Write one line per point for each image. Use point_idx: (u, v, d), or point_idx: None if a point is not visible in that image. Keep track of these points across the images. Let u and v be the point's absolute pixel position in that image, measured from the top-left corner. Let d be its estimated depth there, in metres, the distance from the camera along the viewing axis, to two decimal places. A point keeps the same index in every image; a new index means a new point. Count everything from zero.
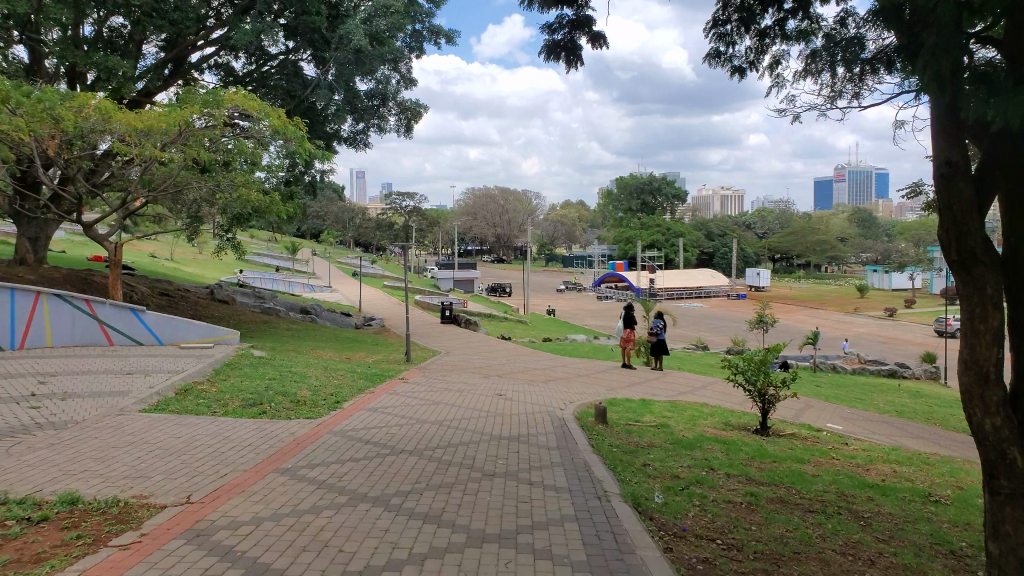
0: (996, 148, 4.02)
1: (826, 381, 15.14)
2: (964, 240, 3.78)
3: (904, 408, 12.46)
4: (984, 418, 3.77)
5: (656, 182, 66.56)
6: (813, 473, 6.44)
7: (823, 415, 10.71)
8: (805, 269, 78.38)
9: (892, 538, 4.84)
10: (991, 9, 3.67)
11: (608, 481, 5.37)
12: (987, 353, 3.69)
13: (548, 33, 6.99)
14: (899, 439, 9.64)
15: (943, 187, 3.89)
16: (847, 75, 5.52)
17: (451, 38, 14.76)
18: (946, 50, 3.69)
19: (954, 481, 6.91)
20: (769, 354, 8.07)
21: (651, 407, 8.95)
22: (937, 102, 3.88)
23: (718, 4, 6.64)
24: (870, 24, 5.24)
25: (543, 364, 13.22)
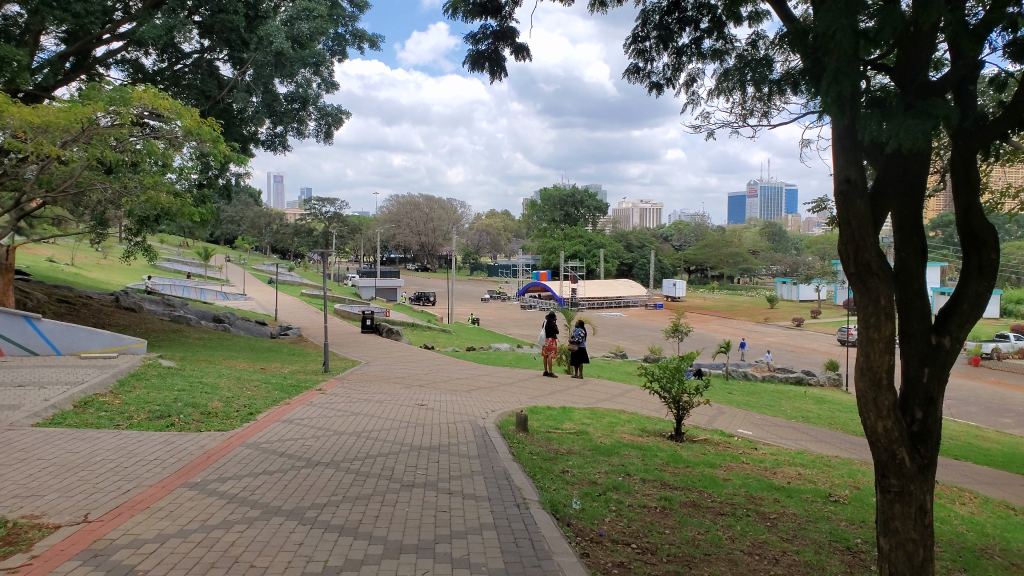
0: (890, 166, 4.27)
1: (738, 388, 15.70)
2: (861, 253, 3.98)
3: (811, 414, 13.04)
4: (877, 421, 3.98)
5: (578, 195, 67.49)
6: (723, 477, 6.65)
7: (735, 421, 11.08)
8: (720, 280, 81.10)
9: (795, 538, 5.05)
10: (886, 38, 3.89)
11: (527, 489, 5.39)
12: (881, 359, 3.89)
13: (471, 43, 7.02)
14: (805, 444, 10.07)
15: (842, 204, 4.10)
16: (756, 95, 5.76)
17: (374, 43, 14.61)
18: (846, 74, 3.90)
19: (853, 482, 7.27)
20: (683, 361, 8.30)
21: (571, 415, 9.05)
22: (838, 123, 4.10)
23: (638, 20, 6.79)
24: (778, 47, 5.48)
25: (464, 373, 13.19)
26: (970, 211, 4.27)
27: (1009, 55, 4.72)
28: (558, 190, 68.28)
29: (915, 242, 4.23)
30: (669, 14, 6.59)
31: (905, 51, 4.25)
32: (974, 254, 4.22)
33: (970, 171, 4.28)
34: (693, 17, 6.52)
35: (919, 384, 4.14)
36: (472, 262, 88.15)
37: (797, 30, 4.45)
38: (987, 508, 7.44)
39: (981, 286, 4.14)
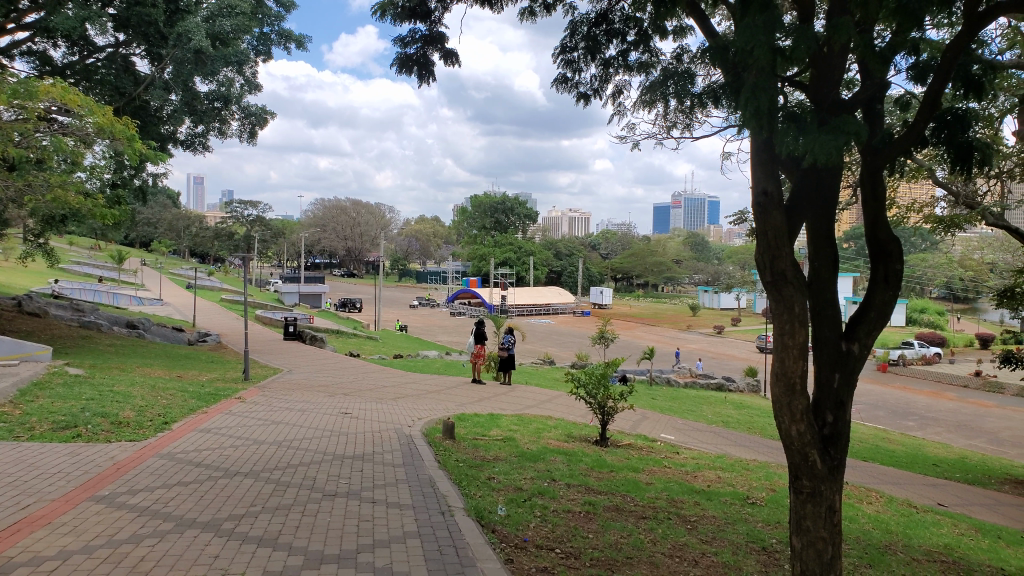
0: (804, 180, 4.45)
1: (662, 394, 16.06)
2: (777, 263, 4.13)
3: (730, 419, 13.43)
4: (790, 425, 4.13)
5: (508, 203, 67.68)
6: (646, 481, 6.78)
7: (658, 426, 11.32)
8: (645, 288, 82.84)
9: (714, 539, 5.19)
10: (801, 56, 4.06)
11: (452, 496, 5.37)
12: (794, 365, 4.04)
13: (400, 46, 6.96)
14: (725, 448, 10.37)
15: (760, 215, 4.25)
16: (678, 107, 5.91)
17: (302, 44, 14.35)
18: (764, 89, 4.04)
19: (769, 484, 7.53)
20: (608, 368, 8.41)
21: (498, 422, 9.06)
22: (757, 137, 4.24)
23: (567, 31, 6.86)
24: (699, 61, 5.65)
25: (391, 381, 13.04)
26: (877, 224, 4.48)
27: (911, 78, 5.01)
28: (489, 197, 68.27)
29: (828, 254, 4.41)
30: (597, 25, 6.70)
31: (818, 70, 4.44)
32: (880, 265, 4.45)
33: (877, 186, 4.49)
34: (620, 29, 6.65)
35: (830, 389, 4.32)
36: (401, 268, 87.35)
37: (718, 47, 4.60)
38: (891, 506, 7.83)
39: (886, 295, 4.37)
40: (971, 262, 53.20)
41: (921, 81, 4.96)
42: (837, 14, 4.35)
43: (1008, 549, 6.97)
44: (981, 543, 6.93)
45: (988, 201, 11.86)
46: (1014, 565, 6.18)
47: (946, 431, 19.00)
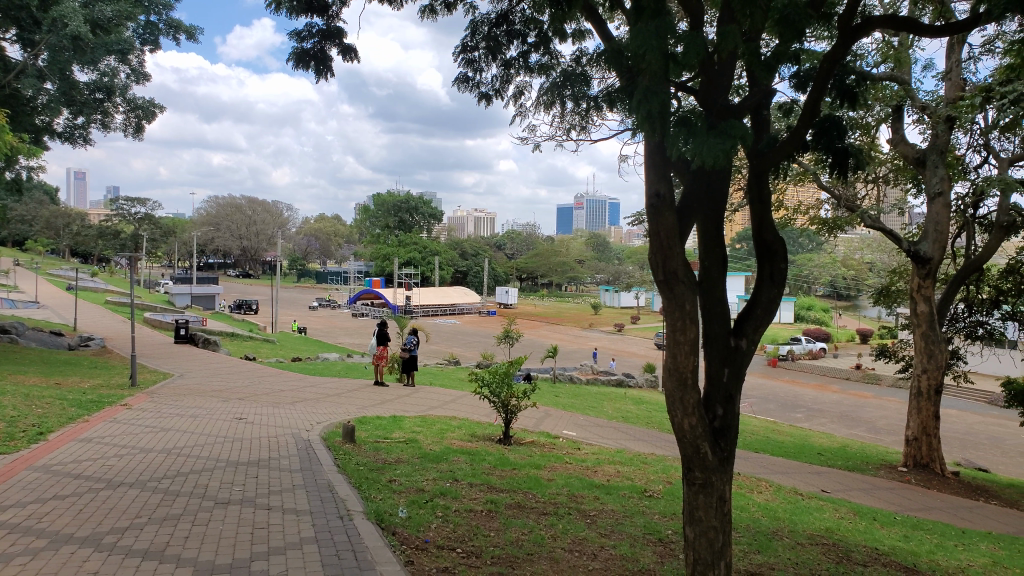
0: (695, 183, 4.63)
1: (565, 391, 16.33)
2: (669, 261, 4.27)
3: (629, 415, 13.81)
4: (682, 418, 4.29)
5: (412, 202, 67.02)
6: (548, 478, 6.89)
7: (561, 422, 11.50)
8: (549, 288, 83.96)
9: (612, 533, 5.32)
10: (691, 63, 4.22)
11: (352, 500, 5.28)
12: (686, 361, 4.22)
13: (296, 40, 6.76)
14: (625, 442, 10.66)
15: (652, 216, 4.38)
16: (575, 110, 6.01)
17: (192, 34, 13.74)
18: (654, 94, 4.19)
19: (665, 477, 7.80)
20: (511, 366, 8.47)
21: (401, 424, 8.97)
22: (650, 139, 4.37)
23: (467, 31, 6.83)
24: (595, 65, 5.78)
25: (290, 385, 12.68)
26: (763, 224, 4.70)
27: (793, 86, 5.29)
28: (392, 196, 67.29)
29: (717, 253, 4.58)
30: (498, 26, 6.73)
31: (706, 75, 4.61)
32: (766, 264, 4.68)
33: (762, 188, 4.70)
34: (520, 30, 6.69)
35: (720, 384, 4.51)
36: (300, 268, 84.99)
37: (613, 50, 4.70)
38: (777, 494, 8.27)
39: (771, 293, 4.61)
40: (851, 262, 56.74)
41: (802, 89, 5.25)
42: (725, 22, 4.54)
43: (881, 529, 7.49)
44: (858, 524, 7.41)
45: (866, 204, 12.73)
46: (887, 544, 6.64)
47: (829, 422, 20.19)
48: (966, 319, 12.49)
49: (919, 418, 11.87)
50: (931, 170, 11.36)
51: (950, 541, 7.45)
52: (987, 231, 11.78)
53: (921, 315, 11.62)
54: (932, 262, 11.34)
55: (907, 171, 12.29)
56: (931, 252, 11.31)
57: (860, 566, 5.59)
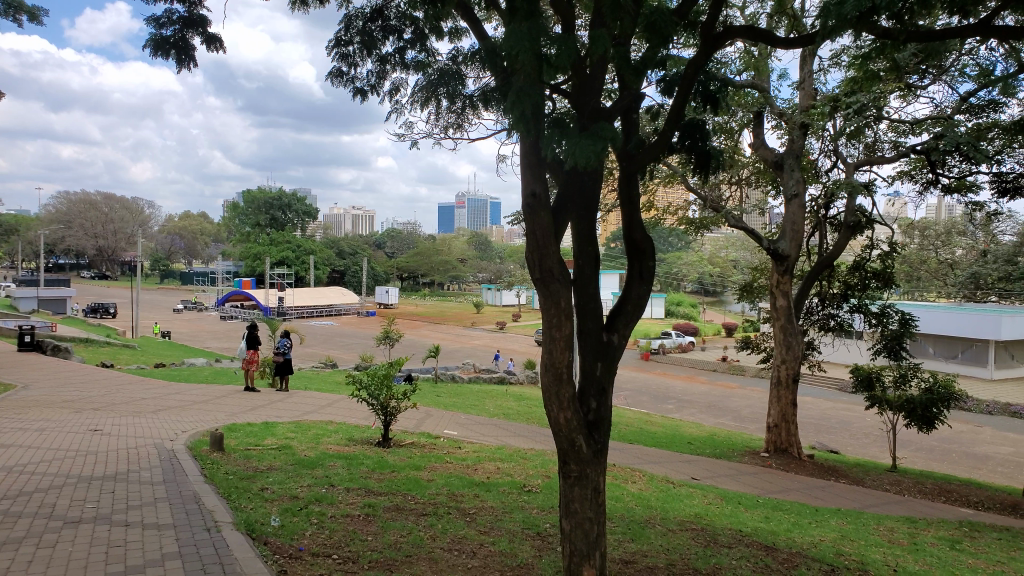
0: (568, 183, 4.73)
1: (446, 390, 16.31)
2: (545, 260, 4.34)
3: (509, 411, 13.98)
4: (558, 412, 4.38)
5: (286, 199, 64.69)
6: (427, 478, 6.85)
7: (442, 422, 11.47)
8: (431, 287, 83.57)
9: (492, 530, 5.37)
10: (564, 66, 4.31)
11: (219, 510, 5.04)
12: (561, 357, 4.32)
13: (154, 27, 6.36)
14: (505, 439, 10.79)
15: (528, 216, 4.41)
16: (450, 108, 5.98)
17: (36, 15, 12.66)
18: (528, 94, 4.25)
19: (543, 472, 7.95)
20: (391, 368, 8.34)
21: (274, 430, 8.66)
22: (525, 139, 4.43)
23: (341, 24, 6.66)
24: (470, 63, 5.79)
25: (152, 393, 11.95)
26: (633, 224, 4.87)
27: (659, 91, 5.57)
28: (264, 193, 64.58)
29: (591, 252, 4.69)
30: (373, 21, 6.61)
31: (578, 78, 4.73)
32: (636, 262, 4.86)
33: (632, 188, 4.87)
34: (396, 26, 6.60)
35: (593, 377, 4.64)
36: (163, 269, 80.17)
37: (488, 50, 4.74)
38: (650, 483, 8.62)
39: (640, 290, 4.79)
40: (716, 260, 60.03)
41: (668, 94, 5.53)
42: (596, 27, 4.65)
43: (745, 512, 7.97)
44: (723, 509, 7.86)
45: (730, 205, 13.48)
46: (749, 526, 7.08)
47: (698, 412, 21.23)
48: (819, 312, 13.46)
49: (779, 405, 12.71)
50: (788, 173, 12.16)
51: (805, 519, 8.04)
52: (836, 230, 12.75)
53: (780, 309, 12.43)
54: (789, 259, 12.16)
55: (766, 175, 13.10)
56: (788, 250, 12.09)
57: (725, 548, 5.91)
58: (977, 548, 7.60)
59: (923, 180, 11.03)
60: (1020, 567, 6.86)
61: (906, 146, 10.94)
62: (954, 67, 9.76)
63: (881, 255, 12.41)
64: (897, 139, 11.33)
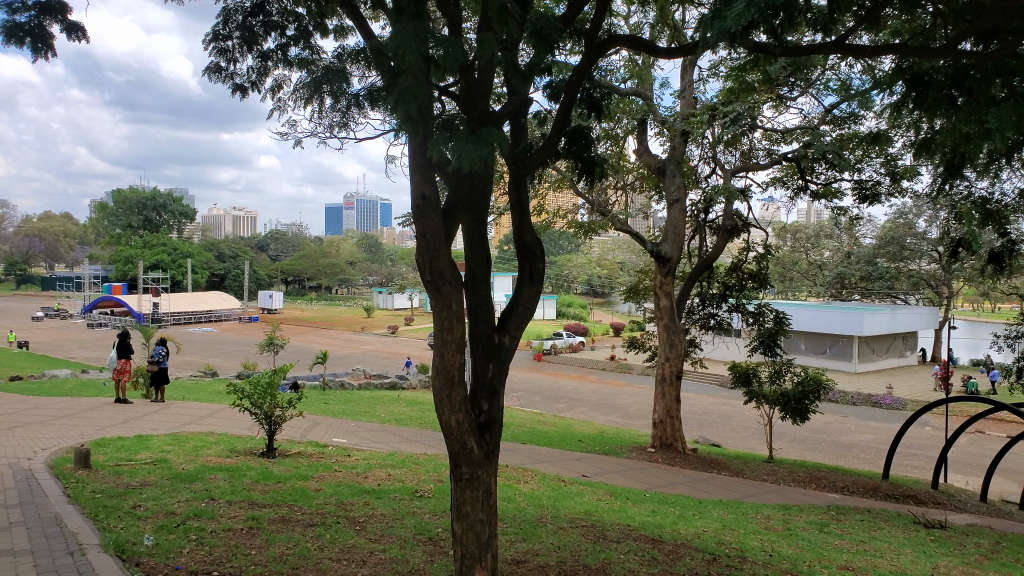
0: (458, 186, 4.72)
1: (335, 397, 15.93)
2: (436, 263, 4.32)
3: (400, 416, 13.82)
4: (450, 415, 4.35)
5: (160, 199, 61.50)
6: (315, 488, 6.66)
7: (331, 430, 11.20)
8: (318, 291, 81.40)
9: (382, 537, 5.29)
10: (451, 68, 4.30)
11: (85, 532, 4.71)
12: (453, 360, 4.30)
13: (6, 11, 5.87)
14: (395, 445, 10.65)
15: (418, 218, 4.36)
16: (334, 108, 5.80)
17: None
18: (415, 95, 4.19)
19: (436, 476, 7.91)
20: (275, 376, 8.07)
21: (148, 444, 8.18)
22: (412, 141, 4.39)
23: (218, 17, 6.33)
24: (355, 62, 5.67)
25: (8, 408, 11.01)
26: (522, 227, 4.92)
27: (547, 96, 5.71)
28: (134, 192, 60.82)
29: (482, 254, 4.70)
30: (253, 15, 6.33)
31: (467, 81, 4.75)
32: (526, 264, 4.92)
33: (522, 191, 4.93)
34: (278, 22, 6.39)
35: (485, 379, 4.66)
36: (19, 274, 73.95)
37: (375, 50, 4.69)
38: (542, 483, 8.73)
39: (532, 291, 4.85)
40: (604, 262, 61.81)
41: (555, 99, 5.68)
42: (483, 30, 4.66)
43: (633, 507, 8.23)
44: (612, 504, 8.08)
45: (616, 209, 13.87)
46: (637, 520, 7.32)
47: (588, 410, 21.73)
48: (700, 311, 14.01)
49: (664, 401, 13.18)
50: (670, 179, 12.67)
51: (689, 511, 8.39)
52: (715, 233, 13.39)
53: (664, 308, 12.96)
54: (671, 261, 12.66)
55: (650, 180, 13.57)
56: (671, 252, 12.57)
57: (614, 543, 6.08)
58: (843, 529, 8.19)
59: (794, 186, 11.78)
60: (880, 545, 7.45)
61: (779, 154, 11.64)
62: (819, 82, 10.49)
63: (757, 257, 13.20)
64: (770, 148, 12.01)
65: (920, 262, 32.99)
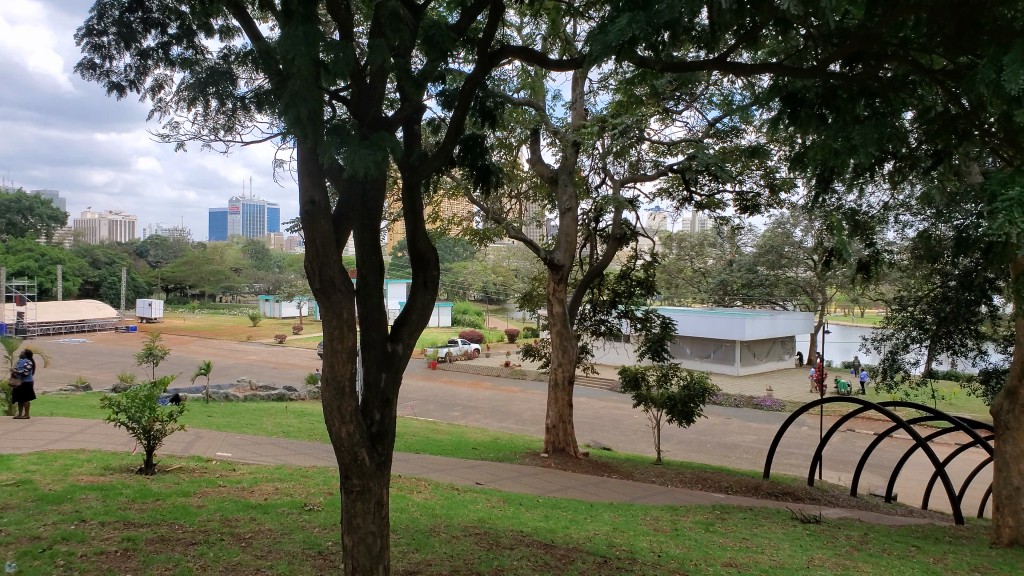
0: (349, 191, 4.63)
1: (219, 410, 15.27)
2: (326, 270, 4.24)
3: (289, 429, 13.41)
4: (340, 427, 4.26)
5: (25, 201, 57.56)
6: (197, 505, 6.37)
7: (214, 444, 10.72)
8: (202, 299, 77.81)
9: (269, 553, 5.13)
10: (342, 73, 4.24)
11: None
12: (343, 369, 4.22)
13: None
14: (284, 458, 10.33)
15: (308, 224, 4.27)
16: (220, 110, 5.57)
17: None
18: (306, 99, 4.10)
19: (326, 489, 7.72)
20: (155, 388, 7.67)
21: (10, 463, 7.58)
22: (302, 146, 4.30)
23: (92, 11, 5.93)
24: (241, 64, 5.46)
25: None
26: (416, 234, 4.92)
27: (440, 104, 5.75)
28: None
29: (375, 261, 4.65)
30: (131, 11, 5.98)
31: (358, 86, 4.71)
32: (420, 271, 4.91)
33: (415, 199, 4.92)
34: (158, 19, 6.10)
35: (377, 389, 4.60)
36: None
37: (263, 52, 4.57)
38: (436, 492, 8.69)
39: (425, 299, 4.84)
40: (499, 269, 62.27)
41: (448, 107, 5.72)
42: (376, 35, 4.63)
43: (526, 512, 8.33)
44: (506, 511, 8.14)
45: (510, 217, 14.04)
46: (530, 526, 7.41)
47: (483, 417, 21.80)
48: (591, 318, 14.46)
49: (557, 407, 13.41)
50: (563, 188, 12.95)
51: (581, 515, 8.57)
52: (605, 241, 13.79)
53: (556, 315, 13.21)
54: (564, 269, 12.93)
55: (544, 189, 13.83)
56: (563, 260, 12.84)
57: (507, 550, 6.14)
58: (726, 527, 8.60)
59: (680, 197, 12.30)
60: (760, 541, 7.87)
61: (665, 165, 12.13)
62: (703, 96, 11.05)
63: (644, 265, 13.66)
64: (657, 159, 12.51)
65: (796, 269, 35.10)
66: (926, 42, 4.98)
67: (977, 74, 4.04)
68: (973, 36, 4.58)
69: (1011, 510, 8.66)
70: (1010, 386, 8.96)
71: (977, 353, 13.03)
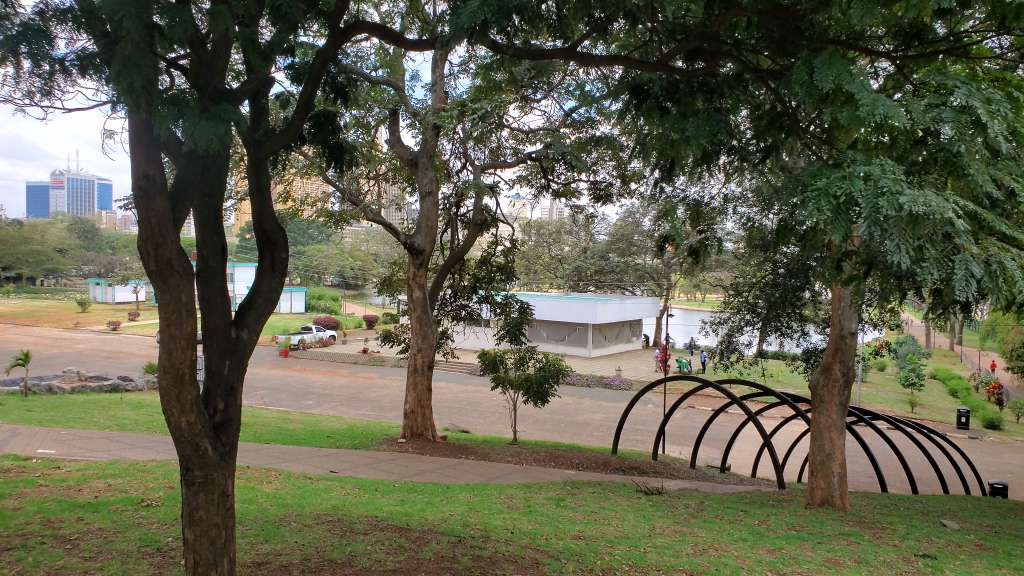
0: (187, 166, 4.36)
1: (41, 404, 13.95)
2: (161, 250, 3.97)
3: (125, 422, 12.50)
4: (179, 417, 4.01)
5: None
6: (13, 508, 5.80)
7: (35, 441, 9.78)
8: (20, 282, 70.50)
9: (99, 554, 4.78)
10: (178, 40, 3.99)
11: None
12: (182, 355, 3.98)
13: None
14: (117, 453, 9.61)
15: (140, 200, 3.97)
16: (35, 71, 5.02)
17: None
18: (137, 65, 3.85)
19: (166, 483, 7.29)
20: None
21: None
22: (133, 116, 3.98)
23: None
24: (58, 19, 4.93)
25: None
26: (263, 213, 4.69)
27: (289, 78, 5.51)
28: None
29: (215, 242, 4.41)
30: None
31: (198, 54, 4.43)
32: (266, 253, 4.72)
33: (261, 176, 4.70)
34: None
35: (220, 376, 4.37)
36: None
37: (86, 9, 4.19)
38: (287, 482, 8.43)
39: (272, 283, 4.67)
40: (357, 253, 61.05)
41: (297, 81, 5.50)
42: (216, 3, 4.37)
43: (382, 498, 8.27)
44: (361, 497, 8.06)
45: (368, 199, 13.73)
46: (385, 511, 7.36)
47: (338, 405, 21.34)
48: (453, 303, 14.47)
49: (416, 392, 13.33)
50: (422, 171, 12.81)
51: (437, 498, 8.62)
52: (465, 227, 13.78)
53: (417, 300, 13.11)
54: (424, 254, 12.86)
55: (403, 172, 13.65)
56: (422, 245, 12.76)
57: (360, 535, 6.06)
58: (576, 502, 8.96)
59: (538, 184, 12.53)
60: (607, 514, 8.26)
61: (524, 153, 12.33)
62: (560, 86, 11.33)
63: (504, 251, 13.85)
64: (517, 147, 12.68)
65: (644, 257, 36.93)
66: (755, 43, 5.36)
67: (793, 75, 4.39)
68: (795, 41, 4.96)
69: (823, 474, 9.64)
70: (824, 363, 9.84)
71: (801, 334, 14.26)
